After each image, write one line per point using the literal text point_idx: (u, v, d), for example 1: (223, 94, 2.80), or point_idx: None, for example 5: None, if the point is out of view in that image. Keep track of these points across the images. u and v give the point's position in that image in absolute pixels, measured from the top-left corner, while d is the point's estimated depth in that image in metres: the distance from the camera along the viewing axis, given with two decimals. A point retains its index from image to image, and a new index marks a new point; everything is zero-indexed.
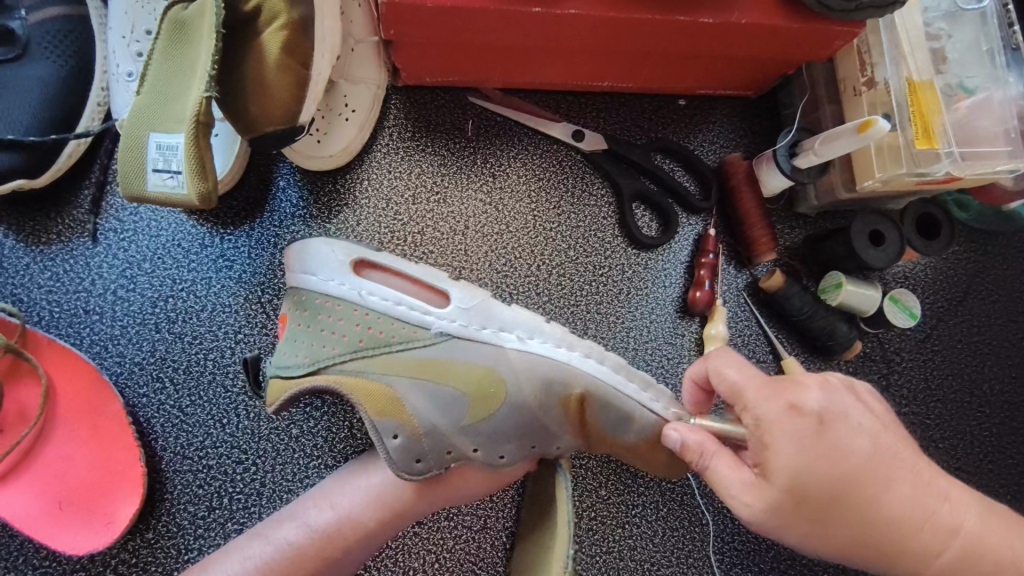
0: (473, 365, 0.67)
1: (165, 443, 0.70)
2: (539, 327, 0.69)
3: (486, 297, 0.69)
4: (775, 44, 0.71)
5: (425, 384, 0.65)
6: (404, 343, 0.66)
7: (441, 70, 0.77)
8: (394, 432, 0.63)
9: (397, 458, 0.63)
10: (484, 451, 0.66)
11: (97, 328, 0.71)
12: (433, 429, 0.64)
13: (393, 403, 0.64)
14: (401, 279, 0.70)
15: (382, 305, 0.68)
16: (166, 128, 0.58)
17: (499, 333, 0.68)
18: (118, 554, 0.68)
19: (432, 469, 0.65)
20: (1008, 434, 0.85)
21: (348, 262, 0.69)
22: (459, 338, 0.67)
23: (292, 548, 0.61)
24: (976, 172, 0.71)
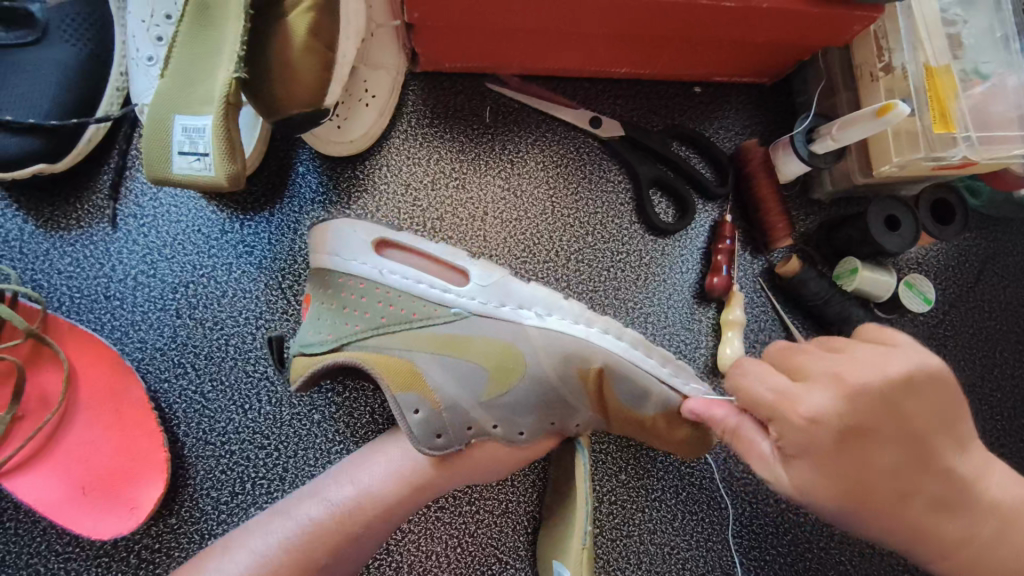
0: (493, 341, 0.67)
1: (187, 429, 0.70)
2: (556, 303, 0.69)
3: (504, 275, 0.69)
4: (794, 29, 0.72)
5: (448, 358, 0.66)
6: (425, 320, 0.67)
7: (460, 55, 0.77)
8: (415, 406, 0.63)
9: (417, 433, 0.63)
10: (505, 426, 0.67)
11: (118, 313, 0.71)
12: (454, 404, 0.65)
13: (413, 376, 0.64)
14: (419, 257, 0.70)
15: (402, 282, 0.68)
16: (192, 111, 0.58)
17: (517, 311, 0.68)
18: (141, 540, 0.68)
19: (452, 444, 0.64)
20: (1019, 418, 0.86)
21: (371, 242, 0.69)
22: (479, 315, 0.68)
23: (313, 526, 0.60)
24: (992, 156, 0.72)
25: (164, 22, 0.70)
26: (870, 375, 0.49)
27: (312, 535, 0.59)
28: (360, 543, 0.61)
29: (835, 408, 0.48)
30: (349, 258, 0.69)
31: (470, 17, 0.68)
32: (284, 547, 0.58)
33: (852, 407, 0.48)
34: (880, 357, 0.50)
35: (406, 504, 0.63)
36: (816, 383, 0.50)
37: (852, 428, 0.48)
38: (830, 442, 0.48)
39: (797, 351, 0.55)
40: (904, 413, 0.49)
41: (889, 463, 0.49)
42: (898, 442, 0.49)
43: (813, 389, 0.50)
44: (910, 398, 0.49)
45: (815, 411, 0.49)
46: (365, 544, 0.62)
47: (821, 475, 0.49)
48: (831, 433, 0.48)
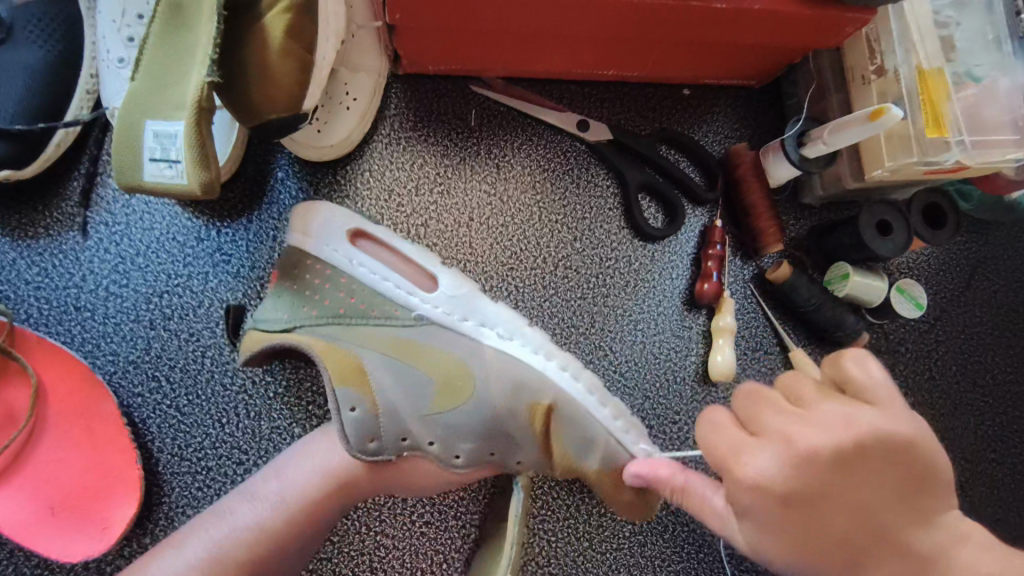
0: (448, 355, 0.66)
1: (162, 444, 0.68)
2: (519, 328, 0.67)
3: (471, 290, 0.68)
4: (786, 31, 0.70)
5: (395, 362, 0.65)
6: (384, 320, 0.66)
7: (444, 57, 0.75)
8: (352, 404, 0.62)
9: (350, 435, 0.61)
10: (440, 446, 0.65)
11: (89, 325, 0.69)
12: (393, 412, 0.63)
13: (357, 372, 0.63)
14: (391, 255, 0.69)
15: (367, 276, 0.67)
16: (163, 116, 0.55)
17: (478, 328, 0.67)
18: (114, 561, 0.65)
19: (384, 451, 0.63)
20: (1011, 424, 0.85)
21: (347, 231, 0.67)
22: (438, 324, 0.66)
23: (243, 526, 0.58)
24: (986, 160, 0.71)
25: (135, 22, 0.68)
26: (823, 439, 0.45)
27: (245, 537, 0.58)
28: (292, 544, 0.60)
29: (781, 475, 0.45)
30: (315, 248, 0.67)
31: (455, 18, 0.66)
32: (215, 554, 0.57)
33: (801, 470, 0.45)
34: (845, 415, 0.45)
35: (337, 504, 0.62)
36: (768, 441, 0.47)
37: (797, 498, 0.45)
38: (772, 507, 0.46)
39: (763, 398, 0.49)
40: (855, 480, 0.45)
41: (839, 533, 0.45)
42: (848, 509, 0.45)
43: (766, 448, 0.46)
44: (866, 463, 0.44)
45: (759, 472, 0.46)
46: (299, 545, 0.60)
47: (767, 536, 0.47)
48: (777, 500, 0.45)
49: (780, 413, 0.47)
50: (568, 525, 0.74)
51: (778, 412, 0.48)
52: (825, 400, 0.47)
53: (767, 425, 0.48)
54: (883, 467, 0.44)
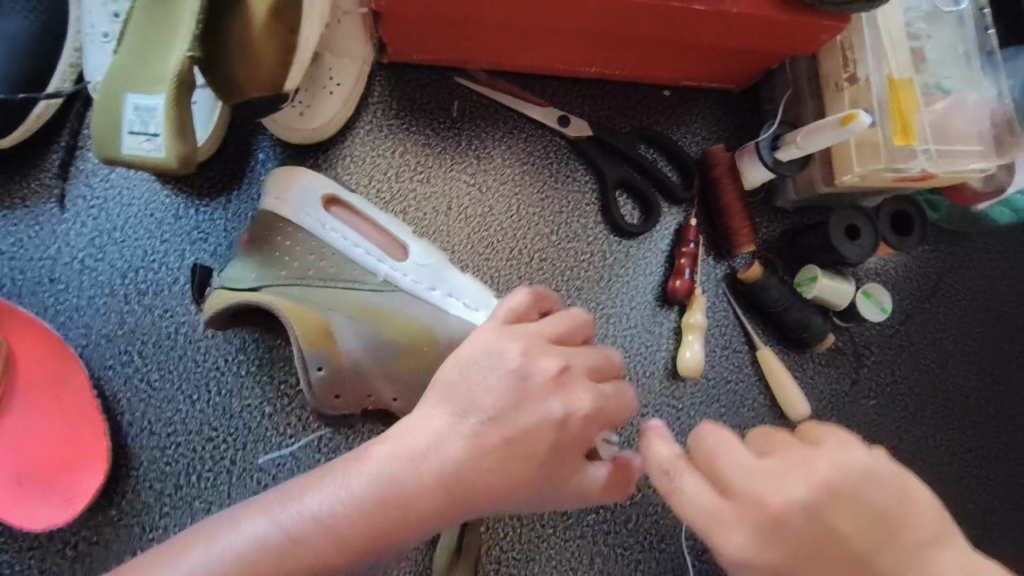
0: (413, 319, 0.67)
1: (132, 418, 0.68)
2: (488, 301, 0.68)
3: (442, 260, 0.69)
4: (764, 35, 0.72)
5: (362, 322, 0.66)
6: (353, 283, 0.67)
7: (430, 48, 0.76)
8: (319, 364, 0.64)
9: (316, 390, 0.64)
10: (403, 400, 0.68)
11: (63, 297, 0.69)
12: (358, 369, 0.66)
13: (325, 335, 0.64)
14: (366, 223, 0.70)
15: (340, 242, 0.68)
16: (144, 89, 0.56)
17: (446, 298, 0.68)
18: (79, 532, 0.65)
19: (349, 403, 0.67)
20: (968, 429, 0.87)
21: (320, 197, 0.69)
22: (407, 292, 0.68)
23: (360, 504, 0.50)
24: (951, 170, 0.73)
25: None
26: (793, 495, 0.43)
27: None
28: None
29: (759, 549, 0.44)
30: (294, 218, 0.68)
31: (440, 9, 0.67)
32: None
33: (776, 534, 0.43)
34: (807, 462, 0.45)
35: (352, 558, 0.49)
36: (738, 501, 0.45)
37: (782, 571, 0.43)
38: None
39: (724, 447, 0.47)
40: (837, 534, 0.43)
41: None
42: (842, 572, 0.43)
43: (732, 515, 0.45)
44: (839, 509, 0.43)
45: (736, 550, 0.44)
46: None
47: None
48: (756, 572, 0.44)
49: (738, 468, 0.46)
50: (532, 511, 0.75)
51: (738, 466, 0.46)
52: (793, 449, 0.47)
53: (736, 474, 0.46)
54: (854, 503, 0.43)
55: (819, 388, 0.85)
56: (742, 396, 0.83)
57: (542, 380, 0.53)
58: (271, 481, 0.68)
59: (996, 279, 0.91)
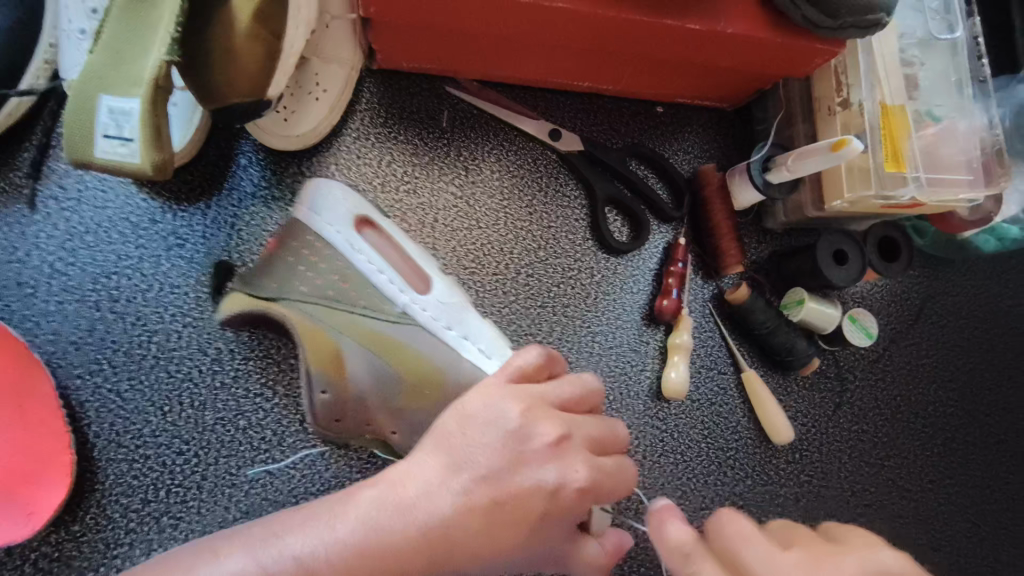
0: (426, 359, 0.65)
1: (99, 429, 0.65)
2: (501, 349, 0.67)
3: (463, 301, 0.68)
4: (758, 56, 0.71)
5: (377, 356, 0.64)
6: (372, 310, 0.66)
7: (421, 56, 0.75)
8: (323, 386, 0.62)
9: (318, 413, 0.63)
10: (403, 437, 0.65)
11: (30, 302, 0.66)
12: (361, 399, 0.64)
13: (335, 360, 0.63)
14: (392, 250, 0.69)
15: (364, 265, 0.67)
16: (119, 91, 0.54)
17: (461, 340, 0.66)
18: (39, 547, 0.62)
19: (347, 430, 0.64)
20: (948, 456, 0.88)
21: (353, 216, 0.68)
22: (423, 327, 0.66)
23: (344, 550, 0.47)
24: (939, 199, 0.73)
25: None
26: None
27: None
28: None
29: None
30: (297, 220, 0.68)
31: (431, 18, 0.66)
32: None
33: None
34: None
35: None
36: None
37: None
38: None
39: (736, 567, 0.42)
40: None
41: None
42: None
43: None
44: None
45: None
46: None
47: None
48: None
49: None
50: None
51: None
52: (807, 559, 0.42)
53: None
54: None
55: (803, 412, 0.85)
56: (726, 419, 0.82)
57: (540, 447, 0.53)
58: (243, 497, 0.66)
59: (979, 307, 0.91)
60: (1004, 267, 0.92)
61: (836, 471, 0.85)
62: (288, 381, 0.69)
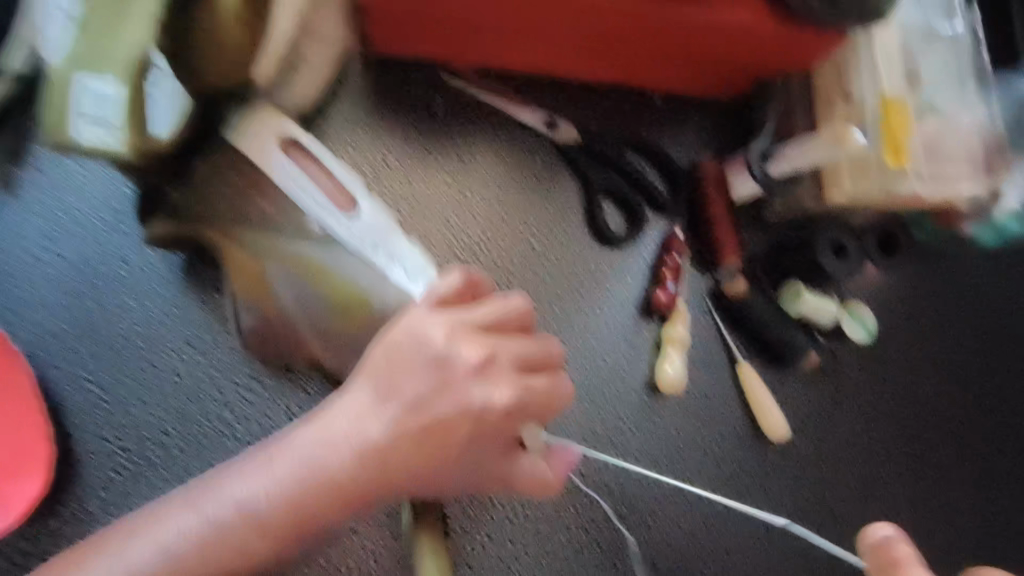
0: (352, 283, 0.60)
1: (78, 422, 0.63)
2: (425, 270, 0.60)
3: (392, 224, 0.61)
4: (759, 44, 0.70)
5: (302, 279, 0.61)
6: (295, 233, 0.62)
7: (415, 42, 0.73)
8: (248, 305, 0.63)
9: (245, 330, 0.64)
10: (345, 364, 0.62)
11: (9, 291, 0.64)
12: (288, 318, 0.62)
13: (256, 278, 0.62)
14: (317, 170, 0.62)
15: (297, 192, 0.61)
16: (95, 69, 0.50)
17: (387, 262, 0.59)
18: (17, 543, 0.60)
19: (282, 351, 0.64)
20: (947, 453, 0.87)
21: (274, 139, 0.62)
22: (346, 248, 0.60)
23: (293, 498, 0.47)
24: (939, 192, 0.72)
25: None
26: None
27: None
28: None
29: None
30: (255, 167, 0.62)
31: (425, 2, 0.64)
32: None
33: None
34: None
35: (281, 544, 0.48)
36: None
37: None
38: None
39: None
40: None
41: None
42: None
43: None
44: None
45: None
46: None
47: None
48: None
49: None
50: (505, 520, 0.74)
51: None
52: None
53: None
54: None
55: (802, 406, 0.84)
56: (723, 414, 0.81)
57: (462, 370, 0.50)
58: None
59: (980, 303, 0.90)
60: (1008, 264, 0.91)
61: (834, 467, 0.84)
62: (275, 374, 0.67)
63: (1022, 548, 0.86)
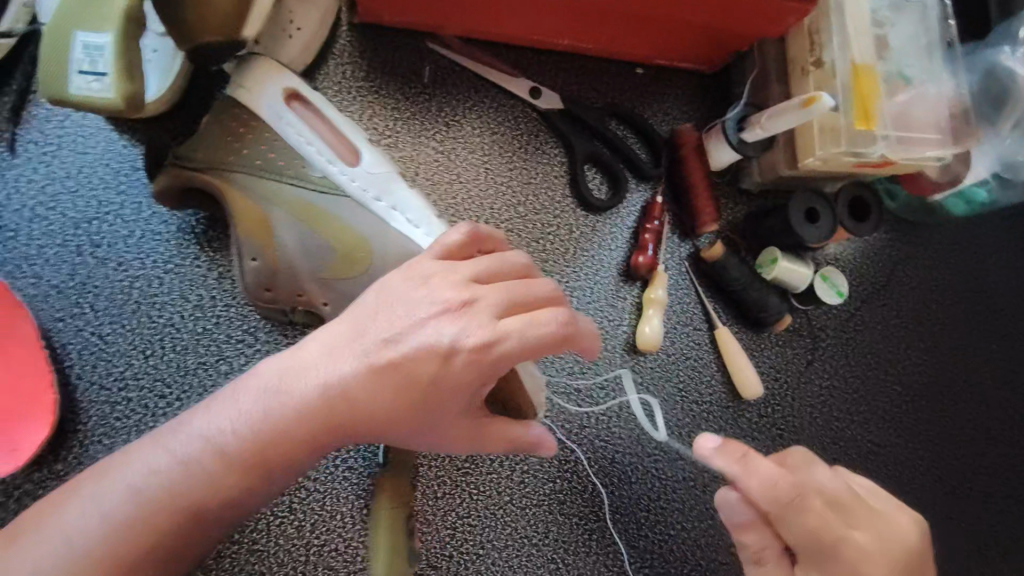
0: (352, 228, 0.66)
1: (81, 371, 0.66)
2: (427, 218, 0.67)
3: (392, 172, 0.68)
4: (732, 12, 0.73)
5: (301, 223, 0.66)
6: (299, 180, 0.66)
7: (402, 10, 0.75)
8: (254, 254, 0.66)
9: (248, 280, 0.67)
10: (333, 306, 0.68)
11: (11, 246, 0.67)
12: (290, 265, 0.66)
13: (263, 225, 0.66)
14: (322, 123, 0.68)
15: (293, 138, 0.67)
16: (93, 27, 0.54)
17: (390, 210, 0.67)
18: (22, 485, 0.63)
19: (279, 300, 0.68)
20: (916, 411, 0.90)
21: (280, 91, 0.67)
22: (352, 199, 0.67)
23: (255, 428, 0.51)
24: (908, 156, 0.75)
25: None
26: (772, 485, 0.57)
27: (119, 515, 0.49)
28: (191, 537, 0.51)
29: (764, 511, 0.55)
30: (256, 120, 0.67)
31: None
32: (72, 558, 0.47)
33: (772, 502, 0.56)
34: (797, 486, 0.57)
35: (249, 474, 0.51)
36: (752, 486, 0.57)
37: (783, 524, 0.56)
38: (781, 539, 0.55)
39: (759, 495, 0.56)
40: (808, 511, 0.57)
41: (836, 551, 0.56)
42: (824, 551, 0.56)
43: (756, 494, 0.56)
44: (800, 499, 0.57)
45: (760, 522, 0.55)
46: (181, 548, 0.51)
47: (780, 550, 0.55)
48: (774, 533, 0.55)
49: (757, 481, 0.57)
50: (491, 478, 0.76)
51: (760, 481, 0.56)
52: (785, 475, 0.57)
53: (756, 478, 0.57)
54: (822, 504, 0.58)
55: (775, 367, 0.87)
56: (700, 372, 0.85)
57: (444, 306, 0.53)
58: None
59: (947, 269, 0.94)
60: (971, 231, 0.95)
61: (807, 425, 0.87)
62: (269, 328, 0.70)
63: (987, 501, 0.90)
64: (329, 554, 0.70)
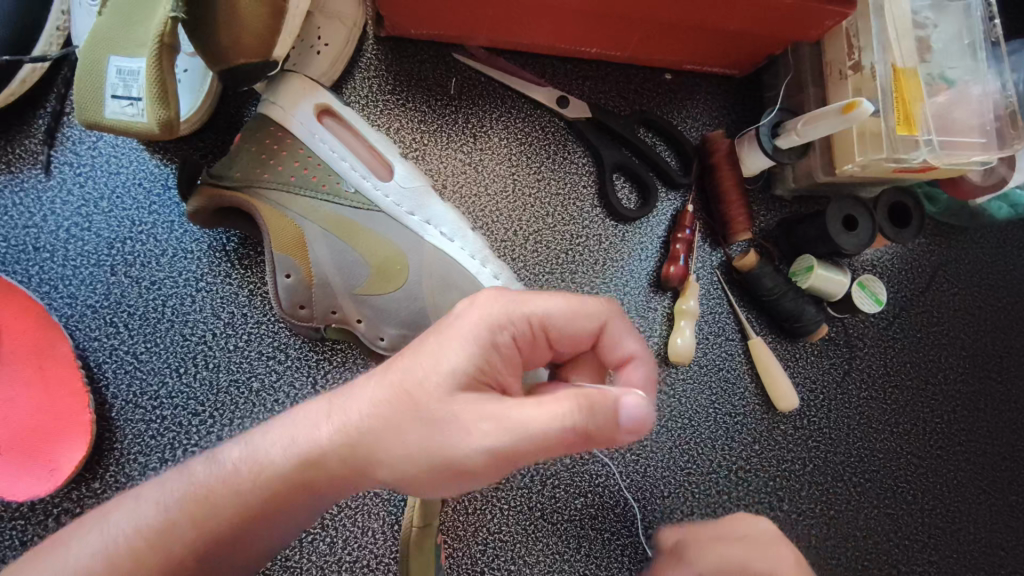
0: (387, 242, 0.68)
1: (117, 390, 0.67)
2: (462, 231, 0.69)
3: (425, 185, 0.69)
4: (766, 17, 0.71)
5: (335, 238, 0.67)
6: (333, 195, 0.67)
7: (429, 23, 0.75)
8: (287, 271, 0.66)
9: (282, 297, 0.65)
10: (367, 324, 0.68)
11: (47, 267, 0.68)
12: (325, 282, 0.67)
13: (297, 241, 0.66)
14: (355, 138, 0.69)
15: (327, 153, 0.68)
16: (127, 52, 0.54)
17: (424, 224, 0.68)
18: (61, 504, 0.64)
19: (314, 318, 0.67)
20: (958, 423, 0.87)
21: (312, 107, 0.67)
22: (386, 214, 0.68)
23: (261, 463, 0.47)
24: (953, 161, 0.72)
25: None
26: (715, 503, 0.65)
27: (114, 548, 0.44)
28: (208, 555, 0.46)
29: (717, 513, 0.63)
30: (287, 136, 0.67)
31: None
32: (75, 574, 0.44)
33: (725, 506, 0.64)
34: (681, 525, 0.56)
35: (249, 519, 0.46)
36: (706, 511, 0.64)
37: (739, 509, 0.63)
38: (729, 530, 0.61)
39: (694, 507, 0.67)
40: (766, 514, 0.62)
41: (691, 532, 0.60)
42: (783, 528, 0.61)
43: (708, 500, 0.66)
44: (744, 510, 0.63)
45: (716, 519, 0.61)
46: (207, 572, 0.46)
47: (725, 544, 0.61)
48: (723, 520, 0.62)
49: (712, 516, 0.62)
50: (521, 494, 0.75)
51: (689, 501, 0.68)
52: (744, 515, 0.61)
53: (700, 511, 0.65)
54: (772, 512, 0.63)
55: (811, 377, 0.85)
56: (733, 384, 0.83)
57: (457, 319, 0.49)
58: None
59: (991, 274, 0.90)
60: (1017, 235, 0.91)
61: (845, 437, 0.85)
62: (299, 345, 0.70)
63: None
64: (361, 571, 0.70)
